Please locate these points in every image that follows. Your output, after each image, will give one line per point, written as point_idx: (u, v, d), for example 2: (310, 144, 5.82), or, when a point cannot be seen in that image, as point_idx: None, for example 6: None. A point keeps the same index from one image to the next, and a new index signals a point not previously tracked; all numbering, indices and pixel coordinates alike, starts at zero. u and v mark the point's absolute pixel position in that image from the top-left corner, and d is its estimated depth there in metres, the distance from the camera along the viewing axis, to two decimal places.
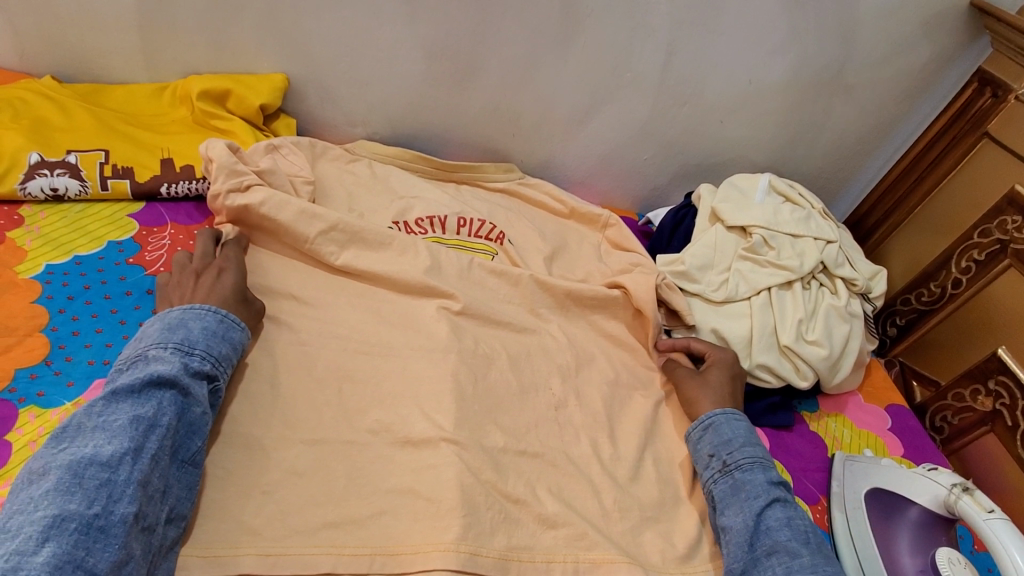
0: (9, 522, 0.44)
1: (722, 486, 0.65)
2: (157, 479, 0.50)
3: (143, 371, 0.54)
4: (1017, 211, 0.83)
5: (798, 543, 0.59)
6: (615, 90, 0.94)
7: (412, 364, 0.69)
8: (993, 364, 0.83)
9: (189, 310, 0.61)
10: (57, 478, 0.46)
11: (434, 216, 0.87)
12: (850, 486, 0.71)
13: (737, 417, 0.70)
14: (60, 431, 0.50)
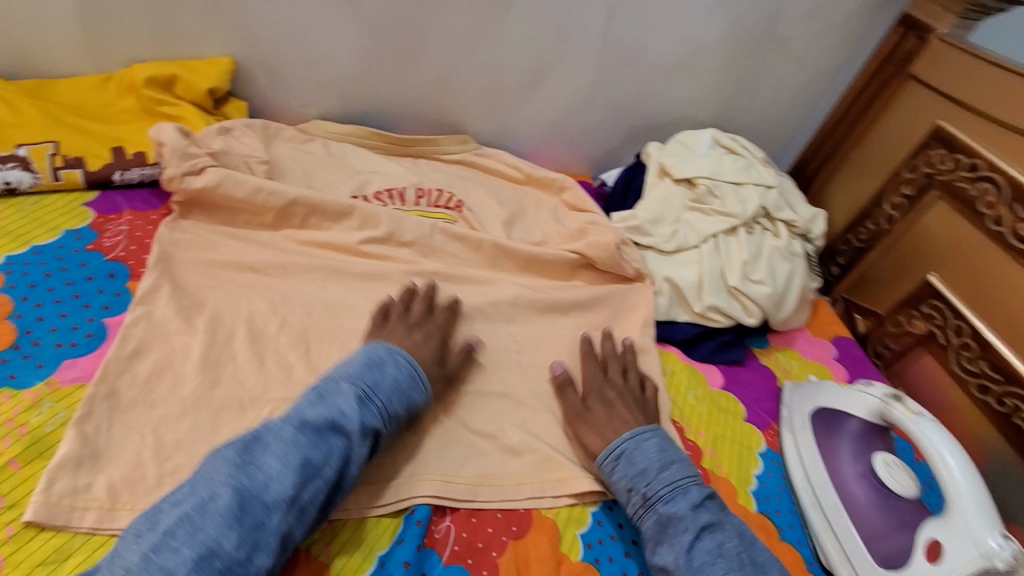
0: (179, 529, 0.46)
1: (649, 523, 0.60)
2: (300, 530, 0.51)
3: (328, 410, 0.56)
4: (941, 145, 0.88)
5: (733, 573, 0.55)
6: (560, 56, 0.97)
7: (379, 323, 0.72)
8: (926, 290, 0.89)
9: (390, 355, 0.62)
10: (228, 503, 0.48)
11: (393, 188, 0.89)
12: (799, 410, 0.76)
13: (646, 435, 0.65)
14: (249, 442, 0.52)
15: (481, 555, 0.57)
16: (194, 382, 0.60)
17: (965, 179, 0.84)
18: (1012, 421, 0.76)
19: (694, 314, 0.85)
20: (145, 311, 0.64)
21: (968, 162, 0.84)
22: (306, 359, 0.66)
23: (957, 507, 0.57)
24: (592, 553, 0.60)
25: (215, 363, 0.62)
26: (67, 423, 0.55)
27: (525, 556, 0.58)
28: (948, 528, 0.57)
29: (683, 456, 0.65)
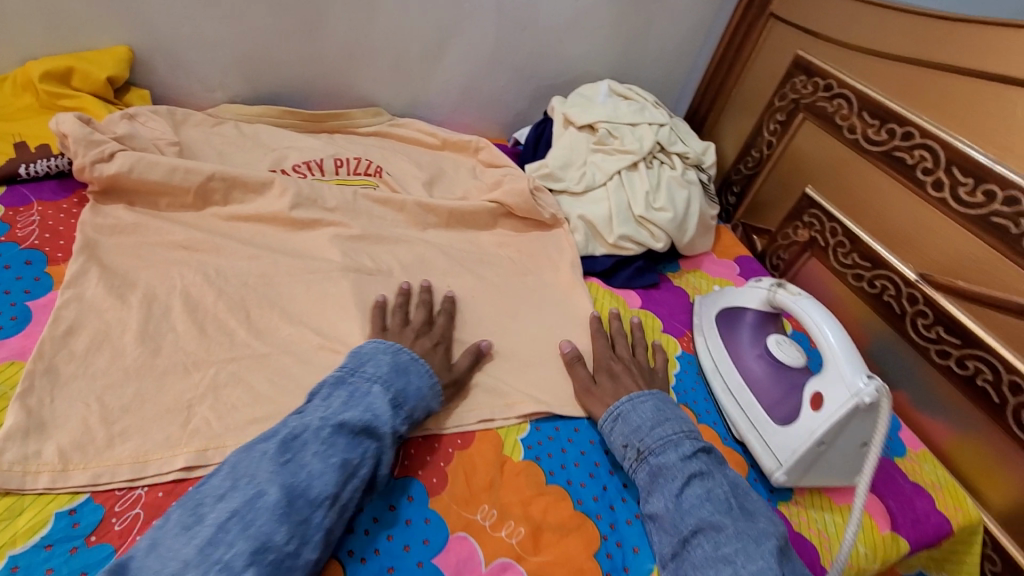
0: (232, 525, 0.46)
1: (641, 475, 0.62)
2: (339, 528, 0.51)
3: (361, 410, 0.56)
4: (801, 72, 1.01)
5: (720, 516, 0.57)
6: (460, 23, 1.02)
7: (316, 285, 0.73)
8: (805, 202, 1.01)
9: (411, 360, 0.63)
10: (277, 499, 0.48)
11: (310, 160, 0.91)
12: (706, 313, 0.86)
13: (643, 397, 0.67)
14: (288, 440, 0.52)
15: (430, 466, 0.61)
16: (135, 351, 0.61)
17: (824, 98, 0.96)
18: (881, 299, 0.89)
19: (609, 245, 0.92)
20: (75, 293, 0.64)
21: (825, 84, 0.96)
22: (246, 322, 0.66)
23: (830, 361, 0.67)
24: (533, 452, 0.65)
25: (154, 334, 0.63)
26: (8, 400, 0.55)
27: (472, 462, 0.62)
28: (825, 379, 0.67)
29: (679, 415, 0.67)
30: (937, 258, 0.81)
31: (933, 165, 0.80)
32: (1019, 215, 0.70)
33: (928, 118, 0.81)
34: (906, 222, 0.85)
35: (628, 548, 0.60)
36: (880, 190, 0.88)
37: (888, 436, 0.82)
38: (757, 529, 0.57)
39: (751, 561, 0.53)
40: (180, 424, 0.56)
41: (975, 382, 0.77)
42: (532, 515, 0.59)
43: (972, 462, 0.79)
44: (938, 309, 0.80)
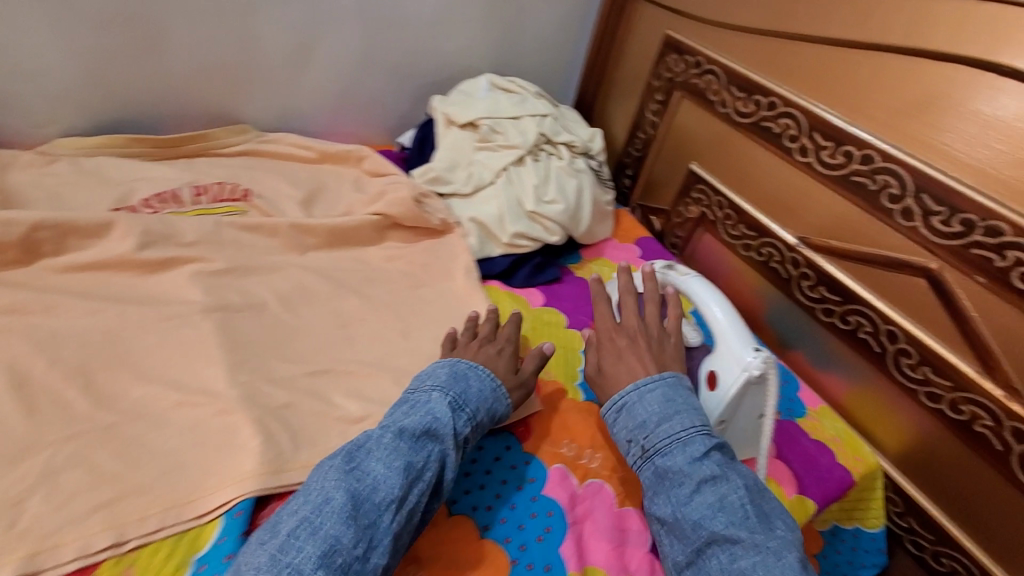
0: (301, 531, 0.47)
1: (649, 474, 0.59)
2: (405, 532, 0.51)
3: (422, 414, 0.57)
4: (671, 51, 1.02)
5: (736, 527, 0.53)
6: (319, 26, 0.95)
7: (174, 333, 0.65)
8: (692, 178, 1.02)
9: (469, 366, 0.64)
10: (343, 503, 0.49)
11: (163, 192, 0.82)
12: (607, 303, 0.85)
13: (649, 386, 0.63)
14: (352, 450, 0.54)
15: None
16: None
17: (695, 75, 0.98)
18: (769, 266, 0.91)
19: (504, 244, 0.89)
20: None
21: (694, 61, 0.97)
22: (86, 391, 0.58)
23: (721, 338, 0.69)
24: None
25: None
26: None
27: None
28: (718, 357, 0.68)
29: (691, 405, 0.62)
30: (811, 221, 0.84)
31: (797, 132, 0.82)
32: (875, 172, 0.74)
33: (787, 87, 0.84)
34: (780, 189, 0.87)
35: (540, 568, 0.56)
36: (756, 160, 0.90)
37: (790, 400, 0.84)
38: (775, 539, 0.52)
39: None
40: (4, 526, 0.48)
41: (858, 335, 0.81)
42: (430, 556, 0.55)
43: (867, 409, 0.83)
44: (819, 270, 0.83)
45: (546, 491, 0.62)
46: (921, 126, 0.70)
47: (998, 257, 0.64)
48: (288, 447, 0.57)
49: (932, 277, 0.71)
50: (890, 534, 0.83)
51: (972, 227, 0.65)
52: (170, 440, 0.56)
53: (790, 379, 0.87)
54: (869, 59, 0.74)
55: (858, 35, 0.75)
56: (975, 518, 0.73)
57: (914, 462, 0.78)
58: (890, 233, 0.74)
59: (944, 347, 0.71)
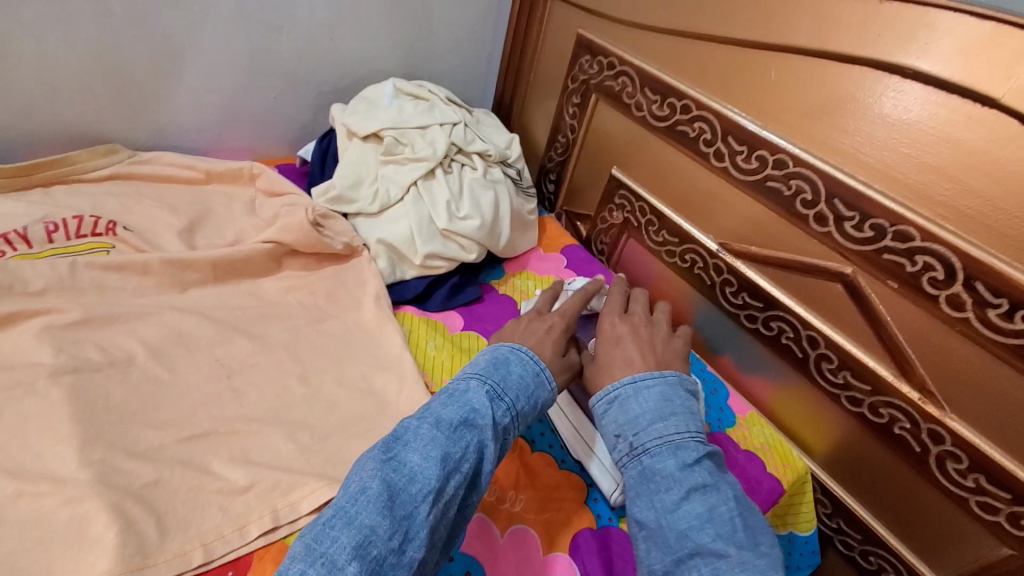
0: (337, 520, 0.43)
1: (633, 475, 0.54)
2: (443, 525, 0.47)
3: (460, 403, 0.53)
4: (585, 51, 0.98)
5: (723, 540, 0.48)
6: (193, 31, 0.84)
7: (11, 406, 0.55)
8: (614, 183, 0.99)
9: (511, 351, 0.60)
10: (378, 492, 0.45)
11: (7, 232, 0.70)
12: None
13: (648, 381, 0.59)
14: (390, 440, 0.50)
15: None
16: None
17: (610, 77, 0.94)
18: (693, 272, 0.89)
19: (417, 267, 0.83)
20: None
21: (608, 62, 0.93)
22: None
23: None
24: None
25: None
26: None
27: None
28: None
29: (686, 407, 0.58)
30: (729, 227, 0.82)
31: (712, 136, 0.80)
32: (788, 177, 0.72)
33: (701, 89, 0.81)
34: (699, 194, 0.85)
35: None
36: (675, 165, 0.87)
37: (719, 409, 0.83)
38: (761, 557, 0.48)
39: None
40: None
41: (781, 341, 0.80)
42: None
43: (794, 412, 0.82)
44: (741, 277, 0.82)
45: (465, 548, 0.57)
46: (830, 130, 0.68)
47: (909, 262, 0.63)
48: (153, 535, 0.49)
49: (848, 283, 0.70)
50: (821, 534, 0.83)
51: (883, 232, 0.65)
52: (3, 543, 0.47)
53: (719, 387, 0.86)
54: (777, 61, 0.72)
55: (764, 36, 0.72)
56: (898, 518, 0.73)
57: (839, 464, 0.78)
58: (805, 239, 0.73)
59: (862, 351, 0.71)
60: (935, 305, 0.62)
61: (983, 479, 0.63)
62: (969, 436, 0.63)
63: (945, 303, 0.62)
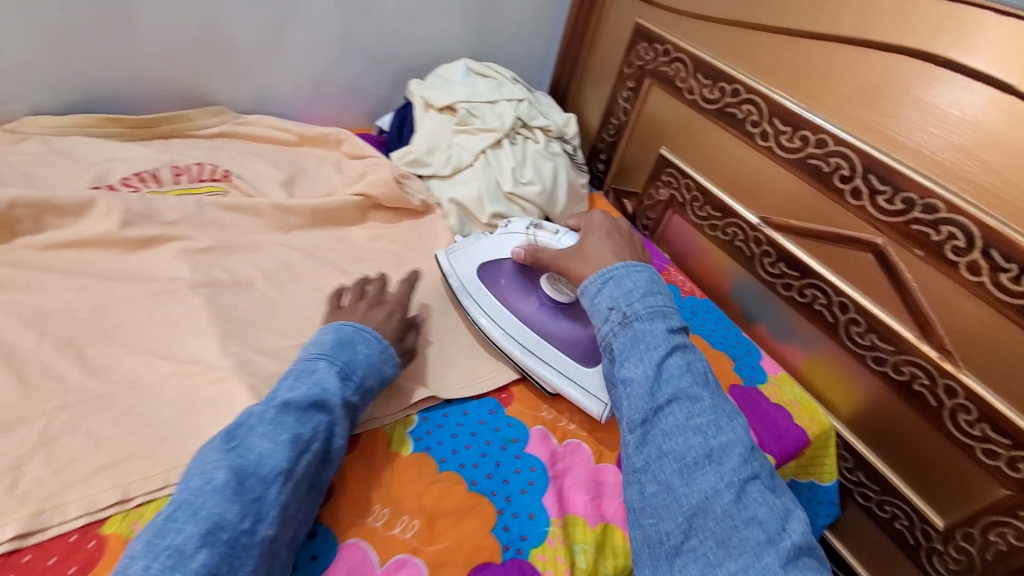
0: (179, 513, 0.46)
1: (622, 339, 0.62)
2: (298, 503, 0.50)
3: (308, 385, 0.56)
4: (642, 38, 1.06)
5: (697, 388, 0.59)
6: (296, 8, 0.95)
7: (161, 308, 0.66)
8: (662, 161, 1.07)
9: (360, 330, 0.63)
10: (224, 481, 0.47)
11: (142, 171, 0.81)
12: (463, 272, 0.79)
13: (639, 267, 0.67)
14: (233, 428, 0.51)
15: None
16: None
17: (664, 63, 1.02)
18: (734, 244, 0.97)
19: (484, 225, 0.92)
20: None
21: (663, 49, 1.02)
22: (78, 363, 0.59)
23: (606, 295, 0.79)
24: (423, 444, 0.64)
25: None
26: None
27: (358, 465, 0.60)
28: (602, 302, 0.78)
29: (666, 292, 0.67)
30: (769, 201, 0.90)
31: (758, 117, 0.88)
32: (828, 155, 0.80)
33: (750, 75, 0.89)
34: (742, 171, 0.93)
35: (524, 516, 0.60)
36: (721, 144, 0.95)
37: (753, 367, 0.90)
38: (727, 407, 0.59)
39: (720, 435, 0.55)
40: (7, 489, 0.49)
41: (814, 307, 0.87)
42: (425, 506, 0.58)
43: (822, 374, 0.89)
44: (779, 248, 0.90)
45: (529, 449, 0.66)
46: (868, 112, 0.76)
47: (934, 231, 0.70)
48: None
49: (879, 252, 0.77)
50: (840, 487, 0.91)
51: (912, 205, 0.72)
52: (168, 410, 0.58)
53: (753, 349, 0.93)
54: (823, 49, 0.80)
55: (812, 26, 0.80)
56: (914, 470, 0.80)
57: (863, 422, 0.85)
58: (841, 212, 0.80)
59: (889, 315, 0.78)
60: (955, 271, 0.69)
61: (989, 428, 0.70)
62: (978, 389, 0.70)
63: (964, 269, 0.69)
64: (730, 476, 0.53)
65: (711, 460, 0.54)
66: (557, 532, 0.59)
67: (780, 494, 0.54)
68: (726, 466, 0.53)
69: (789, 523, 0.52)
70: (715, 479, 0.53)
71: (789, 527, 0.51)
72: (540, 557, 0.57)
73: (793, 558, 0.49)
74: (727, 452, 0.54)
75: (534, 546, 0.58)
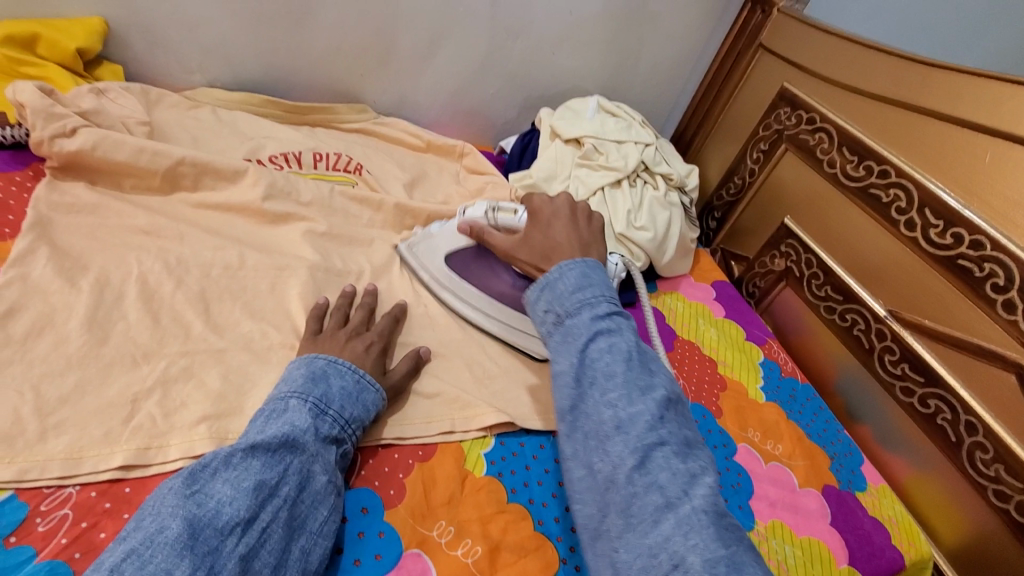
0: (125, 565, 0.39)
1: (555, 338, 0.55)
2: (267, 554, 0.44)
3: (278, 426, 0.51)
4: (786, 103, 1.03)
5: (617, 365, 0.50)
6: (451, 28, 0.99)
7: (282, 281, 0.70)
8: (783, 231, 1.02)
9: (332, 363, 0.58)
10: (177, 532, 0.41)
11: (288, 151, 0.88)
12: (432, 265, 0.79)
13: (570, 265, 0.58)
14: (195, 469, 0.46)
15: (388, 478, 0.57)
16: (80, 339, 0.56)
17: (806, 132, 0.98)
18: (852, 333, 0.90)
19: None
20: (19, 272, 0.59)
21: (808, 117, 0.98)
22: (203, 316, 0.63)
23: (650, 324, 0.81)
24: (496, 468, 0.62)
25: (104, 322, 0.58)
26: None
27: (433, 474, 0.59)
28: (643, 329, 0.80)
29: (605, 280, 0.58)
30: (903, 294, 0.83)
31: (907, 205, 0.81)
32: (983, 259, 0.72)
33: (905, 158, 0.83)
34: (876, 259, 0.86)
35: (587, 571, 0.56)
36: (856, 224, 0.90)
37: (852, 472, 0.82)
38: (649, 380, 0.51)
39: (632, 406, 0.48)
40: (124, 418, 0.52)
41: (936, 421, 0.78)
42: (491, 534, 0.56)
43: (930, 498, 0.80)
44: (905, 347, 0.82)
45: None
46: None
47: None
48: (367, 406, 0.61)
49: None
50: None
51: None
52: (272, 376, 0.60)
53: (854, 451, 0.85)
54: (997, 147, 0.72)
55: (988, 121, 0.73)
56: None
57: (973, 561, 0.75)
58: (987, 323, 0.72)
59: None
60: None
61: None
62: None
63: None
64: (633, 447, 0.46)
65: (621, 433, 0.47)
66: None
67: (693, 461, 0.47)
68: (632, 435, 0.47)
69: (697, 489, 0.45)
70: (621, 448, 0.46)
71: (693, 493, 0.44)
72: None
73: (694, 524, 0.42)
74: (634, 422, 0.47)
75: None
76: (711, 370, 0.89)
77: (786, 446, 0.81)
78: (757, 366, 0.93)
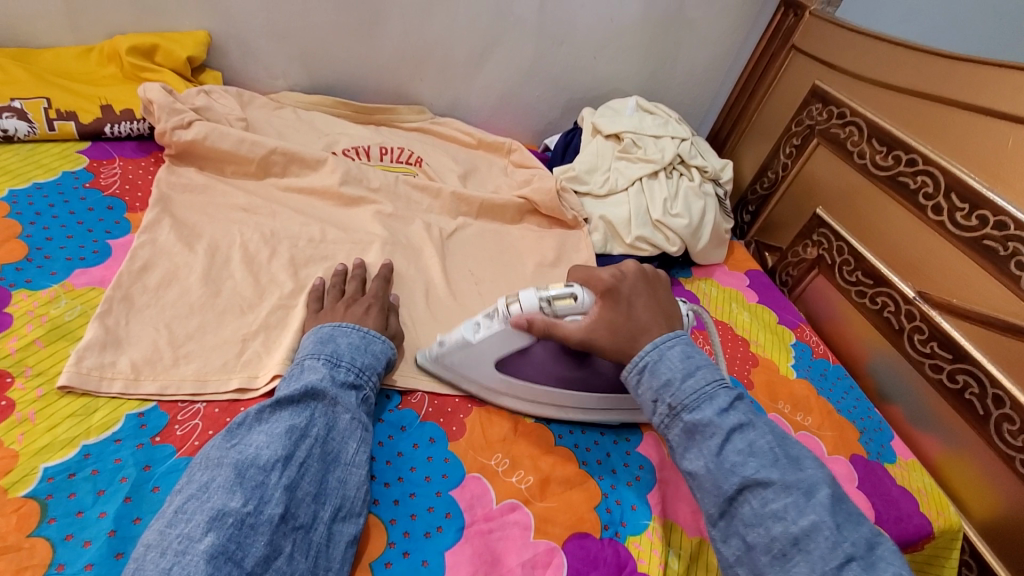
0: (188, 504, 0.46)
1: (676, 433, 0.55)
2: (307, 484, 0.51)
3: (299, 382, 0.57)
4: (817, 99, 1.08)
5: (766, 469, 0.51)
6: (502, 36, 1.09)
7: (356, 253, 0.80)
8: (816, 222, 1.07)
9: (337, 326, 0.64)
10: (227, 475, 0.48)
11: (359, 146, 1.00)
12: (480, 376, 0.67)
13: (669, 343, 0.59)
14: (232, 427, 0.53)
15: (451, 416, 0.66)
16: (199, 290, 0.67)
17: (837, 125, 1.03)
18: (882, 315, 0.94)
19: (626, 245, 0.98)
20: (149, 237, 0.70)
21: (838, 112, 1.03)
22: (294, 278, 0.73)
23: None
24: (545, 416, 0.70)
25: (216, 278, 0.69)
26: (87, 317, 0.61)
27: (489, 416, 0.67)
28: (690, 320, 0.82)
29: (707, 359, 0.59)
30: (931, 278, 0.86)
31: (933, 191, 0.86)
32: (1007, 239, 0.76)
33: (931, 146, 0.87)
34: (906, 245, 0.90)
35: (626, 505, 0.63)
36: (885, 213, 0.94)
37: (881, 445, 0.86)
38: (805, 479, 0.51)
39: (802, 517, 0.48)
40: (237, 353, 0.63)
41: (964, 396, 0.81)
42: (541, 468, 0.63)
43: (960, 473, 0.83)
44: (933, 326, 0.85)
45: (640, 449, 0.69)
46: None
47: None
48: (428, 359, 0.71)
49: None
50: None
51: None
52: None
53: (884, 427, 0.89)
54: (1019, 133, 0.76)
55: (1010, 108, 0.77)
56: None
57: (1001, 532, 0.78)
58: (1012, 300, 0.76)
59: None
60: None
61: None
62: None
63: None
64: (820, 566, 0.46)
65: (799, 548, 0.47)
66: (657, 528, 0.61)
67: (889, 571, 0.46)
68: (815, 554, 0.47)
69: None
70: (807, 570, 0.46)
71: None
72: (636, 545, 0.60)
73: None
74: (811, 537, 0.47)
75: (632, 534, 0.60)
76: (743, 349, 0.95)
77: (815, 418, 0.86)
78: (789, 347, 0.97)
